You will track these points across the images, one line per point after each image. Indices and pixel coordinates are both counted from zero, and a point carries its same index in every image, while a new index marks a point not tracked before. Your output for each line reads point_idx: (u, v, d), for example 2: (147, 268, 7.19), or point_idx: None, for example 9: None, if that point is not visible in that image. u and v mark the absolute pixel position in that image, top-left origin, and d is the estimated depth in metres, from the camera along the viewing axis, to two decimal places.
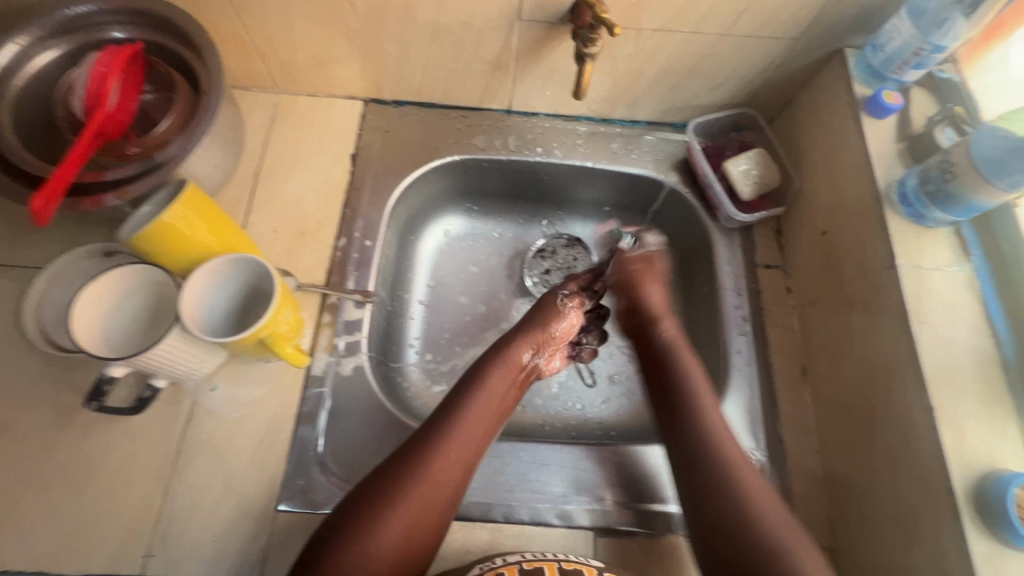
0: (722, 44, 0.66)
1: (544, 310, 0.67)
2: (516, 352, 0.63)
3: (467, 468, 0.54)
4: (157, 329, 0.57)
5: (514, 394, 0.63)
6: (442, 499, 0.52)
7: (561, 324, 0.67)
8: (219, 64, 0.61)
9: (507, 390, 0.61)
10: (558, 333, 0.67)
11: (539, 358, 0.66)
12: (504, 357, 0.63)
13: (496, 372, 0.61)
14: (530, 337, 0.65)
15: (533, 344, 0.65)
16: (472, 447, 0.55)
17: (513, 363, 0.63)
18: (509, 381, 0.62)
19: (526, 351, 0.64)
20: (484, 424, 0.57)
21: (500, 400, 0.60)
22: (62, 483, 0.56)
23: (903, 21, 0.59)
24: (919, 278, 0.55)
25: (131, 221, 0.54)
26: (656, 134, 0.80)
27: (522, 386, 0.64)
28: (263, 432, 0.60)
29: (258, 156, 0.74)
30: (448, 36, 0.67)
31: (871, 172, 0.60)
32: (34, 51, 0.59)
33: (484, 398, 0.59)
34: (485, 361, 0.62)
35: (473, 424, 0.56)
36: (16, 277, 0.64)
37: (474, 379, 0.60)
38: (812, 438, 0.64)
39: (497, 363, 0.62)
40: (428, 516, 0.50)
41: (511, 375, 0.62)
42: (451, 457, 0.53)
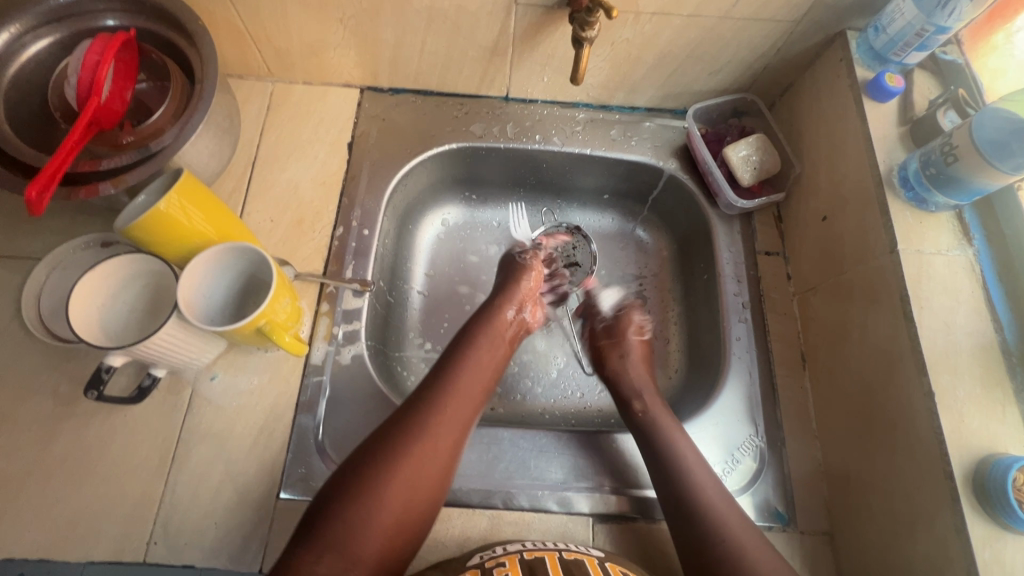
0: (723, 27, 0.65)
1: (515, 269, 0.72)
2: (501, 311, 0.66)
3: (466, 423, 0.56)
4: (148, 323, 0.56)
5: (506, 351, 0.64)
6: (442, 454, 0.52)
7: (530, 278, 0.71)
8: (213, 52, 0.60)
9: (499, 347, 0.63)
10: (529, 285, 0.70)
11: (524, 312, 0.68)
12: (491, 317, 0.65)
13: (484, 333, 0.63)
14: (509, 296, 0.68)
15: (514, 301, 0.68)
16: (471, 403, 0.57)
17: (499, 321, 0.65)
18: (499, 337, 0.64)
19: (509, 309, 0.67)
20: (480, 381, 0.59)
21: (491, 355, 0.62)
22: (64, 473, 0.56)
23: (905, 3, 0.58)
24: (920, 263, 0.55)
25: (127, 211, 0.54)
26: (655, 121, 0.80)
27: (513, 344, 0.66)
28: (263, 421, 0.60)
29: (254, 145, 0.74)
30: (444, 22, 0.66)
31: (872, 156, 0.60)
32: (26, 40, 0.59)
33: (476, 355, 0.60)
34: (476, 322, 0.65)
35: (470, 381, 0.58)
36: (13, 268, 0.64)
37: (464, 340, 0.62)
38: (810, 424, 0.64)
39: (486, 324, 0.64)
40: (430, 471, 0.51)
41: (501, 334, 0.64)
42: (450, 411, 0.55)
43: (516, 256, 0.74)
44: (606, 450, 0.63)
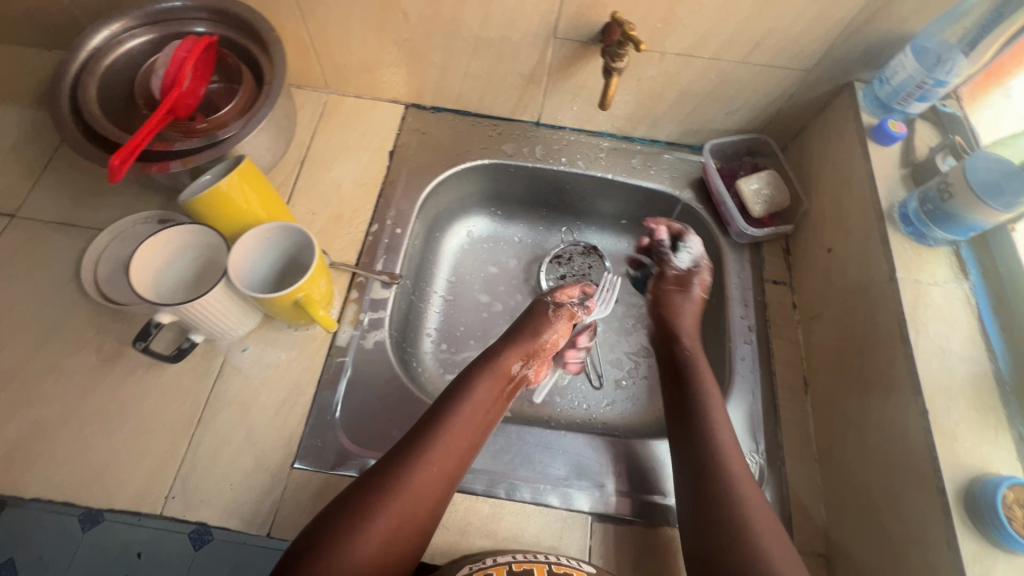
0: (741, 71, 0.72)
1: (532, 321, 0.72)
2: (505, 363, 0.67)
3: (449, 480, 0.56)
4: (199, 289, 0.61)
5: (501, 404, 0.65)
6: (422, 511, 0.53)
7: (549, 334, 0.72)
8: (283, 58, 0.68)
9: (493, 401, 0.63)
10: (547, 344, 0.72)
11: (528, 368, 0.70)
12: (492, 369, 0.66)
13: (483, 383, 0.64)
14: (518, 349, 0.69)
15: (522, 355, 0.69)
16: (457, 458, 0.57)
17: (500, 374, 0.65)
18: (497, 391, 0.64)
19: (514, 362, 0.67)
20: (471, 434, 0.59)
21: (486, 411, 0.62)
22: (97, 423, 0.60)
23: (907, 58, 0.63)
24: (918, 292, 0.58)
25: (192, 187, 0.61)
26: (674, 154, 0.86)
27: (510, 397, 0.67)
28: (286, 393, 0.64)
29: (305, 146, 0.81)
30: (488, 49, 0.73)
31: (875, 192, 0.64)
32: (123, 36, 0.68)
33: (470, 410, 0.60)
34: (471, 374, 0.65)
35: (462, 433, 0.59)
36: (77, 236, 0.70)
37: (463, 390, 0.62)
38: (811, 447, 0.66)
39: (486, 375, 0.65)
40: (409, 525, 0.52)
41: (501, 386, 0.65)
42: (434, 469, 0.55)
43: (551, 304, 0.74)
44: (618, 454, 0.65)
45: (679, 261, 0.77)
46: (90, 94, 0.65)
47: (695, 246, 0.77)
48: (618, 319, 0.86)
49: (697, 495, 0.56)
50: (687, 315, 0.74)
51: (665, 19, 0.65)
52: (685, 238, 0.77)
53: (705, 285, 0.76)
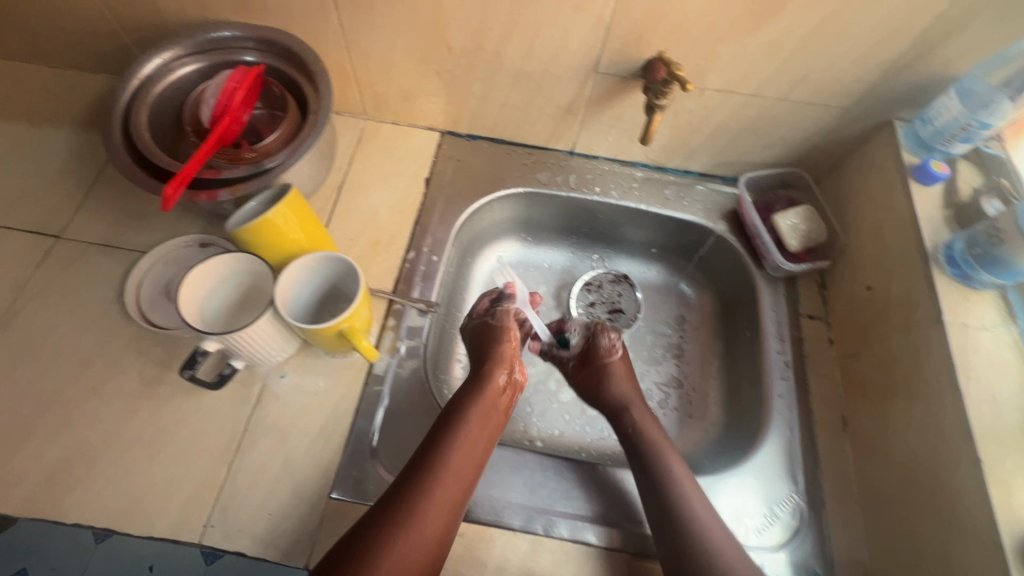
0: (779, 107, 0.72)
1: (501, 330, 0.70)
2: (492, 378, 0.64)
3: (455, 506, 0.54)
4: (256, 310, 0.63)
5: (496, 421, 0.62)
6: (432, 543, 0.51)
7: (510, 337, 0.69)
8: (329, 88, 0.69)
9: (487, 419, 0.61)
10: (512, 348, 0.69)
11: (516, 374, 0.67)
12: (481, 387, 0.63)
13: (476, 402, 0.61)
14: (499, 361, 0.66)
15: (505, 365, 0.66)
16: (461, 483, 0.55)
17: (489, 391, 0.63)
18: (488, 407, 0.62)
19: (500, 373, 0.65)
20: (470, 454, 0.57)
21: (482, 429, 0.60)
22: (138, 448, 0.60)
23: (951, 99, 0.63)
24: (966, 336, 0.57)
25: (237, 214, 0.63)
26: (707, 185, 0.86)
27: (505, 411, 0.65)
28: (324, 421, 0.64)
29: (343, 171, 0.82)
30: (529, 81, 0.74)
31: (918, 233, 0.64)
32: (174, 65, 0.70)
33: (467, 432, 0.58)
34: (463, 395, 0.62)
35: (461, 453, 0.57)
36: (120, 258, 0.71)
37: (455, 411, 0.60)
38: (851, 488, 0.65)
39: (476, 392, 0.63)
40: (419, 560, 0.50)
41: (492, 402, 0.63)
42: (439, 496, 0.53)
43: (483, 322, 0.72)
44: (604, 482, 0.65)
45: (570, 347, 0.75)
46: (141, 120, 0.66)
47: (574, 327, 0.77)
48: (649, 348, 0.85)
49: (664, 543, 0.57)
50: (618, 377, 0.71)
51: (707, 57, 0.66)
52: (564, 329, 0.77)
53: (613, 343, 0.73)
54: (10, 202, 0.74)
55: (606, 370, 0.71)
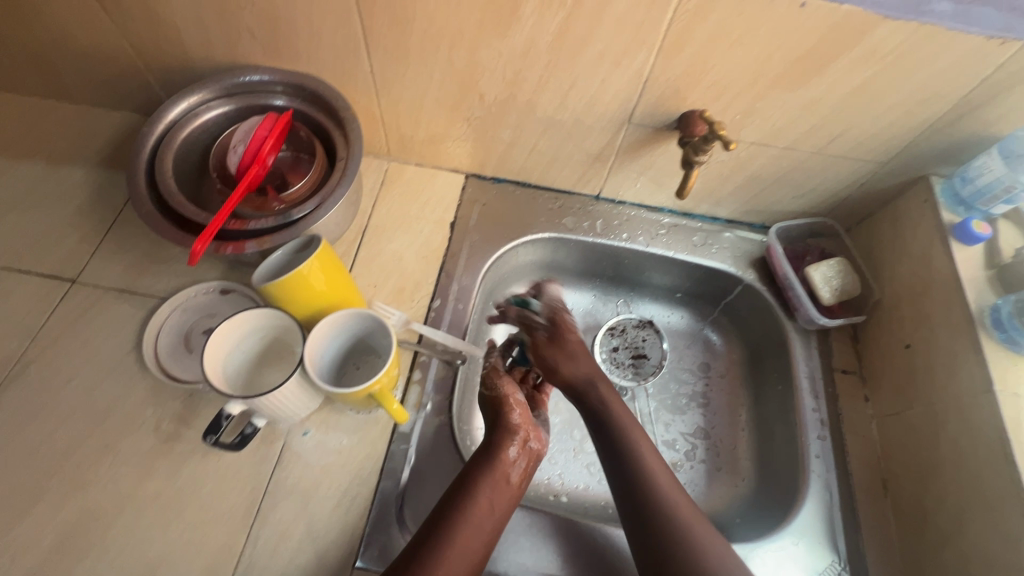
0: (813, 160, 0.71)
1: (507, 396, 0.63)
2: (500, 451, 0.59)
3: None
4: (287, 363, 0.62)
5: (509, 498, 0.57)
6: None
7: (521, 407, 0.63)
8: (360, 136, 0.68)
9: (497, 498, 0.56)
10: (519, 416, 0.62)
11: (528, 446, 0.61)
12: (489, 460, 0.58)
13: (485, 479, 0.56)
14: (506, 433, 0.60)
15: (514, 437, 0.60)
16: (463, 570, 0.51)
17: (498, 466, 0.58)
18: (498, 484, 0.57)
19: (510, 445, 0.59)
20: (473, 539, 0.53)
21: (489, 510, 0.55)
22: (153, 512, 0.58)
23: (994, 160, 0.62)
24: (1017, 407, 0.56)
25: (264, 266, 0.60)
26: (734, 232, 0.85)
27: (519, 486, 0.59)
28: (348, 483, 0.61)
29: (367, 215, 0.80)
30: (559, 130, 0.73)
31: (961, 295, 0.62)
32: (201, 109, 0.68)
33: (473, 513, 0.54)
34: (472, 468, 0.57)
35: (466, 540, 0.52)
36: (138, 304, 0.69)
37: (461, 489, 0.55)
38: (895, 558, 0.62)
39: (484, 465, 0.57)
40: None
41: (502, 479, 0.57)
42: None
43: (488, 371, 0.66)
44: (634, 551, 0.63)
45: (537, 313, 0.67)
46: (167, 167, 0.65)
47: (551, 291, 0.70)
48: (674, 396, 0.82)
49: None
50: (580, 360, 0.65)
51: (744, 112, 0.65)
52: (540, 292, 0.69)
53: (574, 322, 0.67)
54: (26, 245, 0.72)
55: (557, 351, 0.65)
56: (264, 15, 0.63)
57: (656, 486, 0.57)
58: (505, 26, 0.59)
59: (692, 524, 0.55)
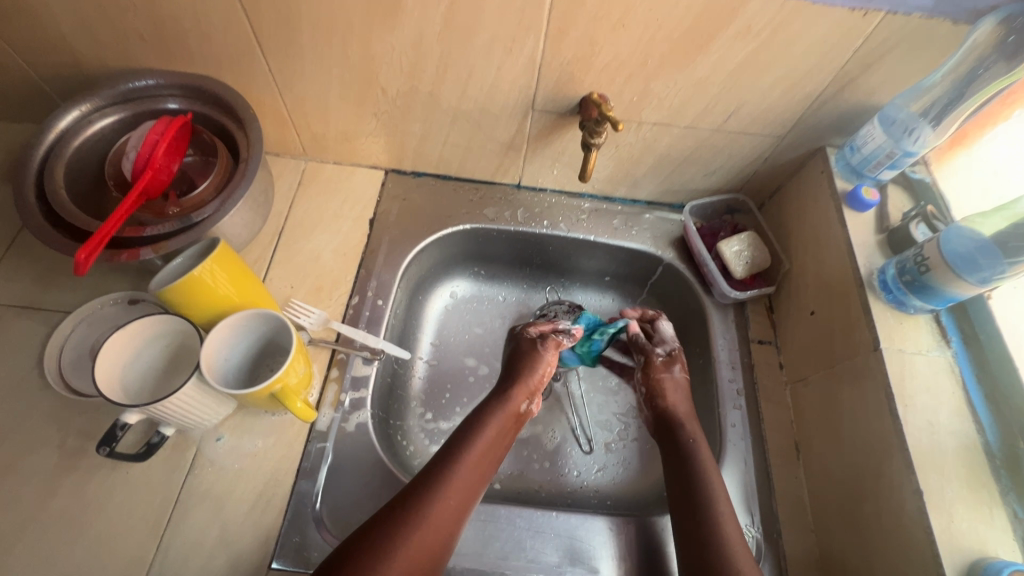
0: (716, 138, 0.73)
1: (526, 356, 0.69)
2: (513, 398, 0.65)
3: (465, 511, 0.55)
4: (190, 367, 0.60)
5: (510, 439, 0.64)
6: (441, 542, 0.52)
7: (543, 369, 0.68)
8: (260, 136, 0.67)
9: (505, 436, 0.62)
10: (541, 376, 0.68)
11: (532, 403, 0.67)
12: (504, 403, 0.64)
13: (497, 415, 0.63)
14: (521, 385, 0.66)
15: (527, 392, 0.66)
16: (474, 489, 0.57)
17: (510, 409, 0.64)
18: (508, 425, 0.63)
19: (521, 398, 0.65)
20: (481, 467, 0.58)
21: (498, 444, 0.61)
22: (56, 531, 0.56)
23: (875, 129, 0.65)
24: (902, 362, 0.58)
25: (163, 273, 0.58)
26: (654, 213, 0.87)
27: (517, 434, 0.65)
28: (263, 485, 0.61)
29: (283, 216, 0.79)
30: (467, 120, 0.74)
31: (853, 260, 0.65)
32: (93, 117, 0.67)
33: (486, 441, 0.60)
34: (485, 407, 0.64)
35: (476, 469, 0.58)
36: (40, 320, 0.67)
37: (475, 422, 0.62)
38: (806, 516, 0.65)
39: (498, 407, 0.63)
40: (425, 555, 0.50)
41: (509, 421, 0.63)
42: (453, 498, 0.54)
43: (541, 343, 0.70)
44: (553, 528, 0.62)
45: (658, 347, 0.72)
46: (57, 179, 0.63)
47: (667, 328, 0.74)
48: (603, 379, 0.85)
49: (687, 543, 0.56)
50: (682, 394, 0.69)
51: (640, 93, 0.66)
52: (659, 321, 0.74)
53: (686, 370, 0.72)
54: None
55: (676, 383, 0.70)
56: (147, 18, 0.62)
57: (700, 459, 0.61)
58: (392, 18, 0.60)
59: (710, 471, 0.60)
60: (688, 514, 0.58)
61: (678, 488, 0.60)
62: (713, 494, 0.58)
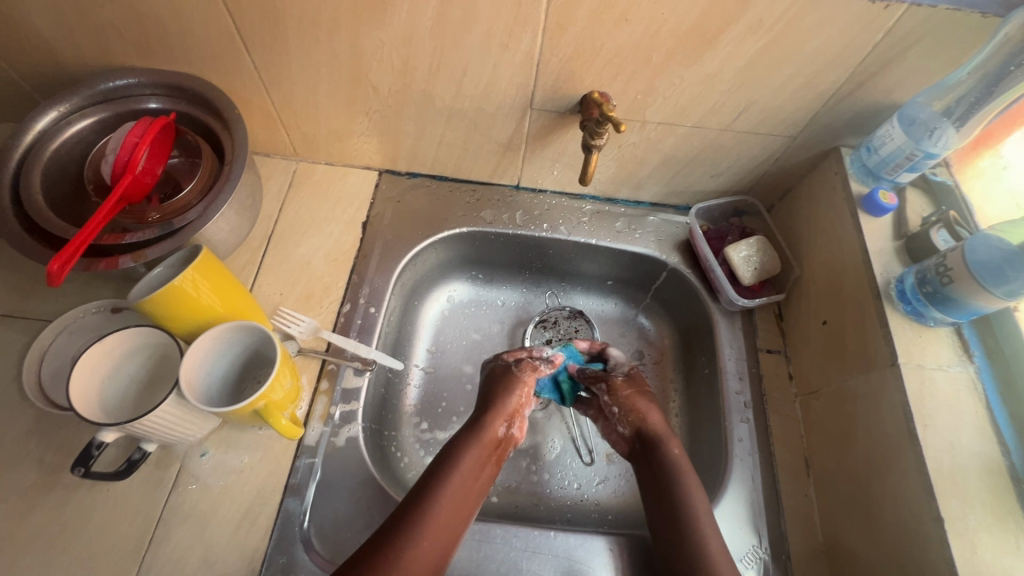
0: (724, 137, 0.69)
1: (501, 379, 0.65)
2: (490, 427, 0.61)
3: (440, 557, 0.51)
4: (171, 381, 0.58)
5: (490, 471, 0.59)
6: None
7: (520, 392, 0.64)
8: (245, 138, 0.64)
9: (483, 468, 0.58)
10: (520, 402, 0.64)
11: (512, 429, 0.63)
12: (479, 433, 0.60)
13: (472, 447, 0.58)
14: (496, 412, 0.62)
15: (505, 418, 0.62)
16: (450, 531, 0.52)
17: (487, 439, 0.60)
18: (486, 456, 0.59)
19: (498, 424, 0.61)
20: (455, 509, 0.54)
21: (476, 478, 0.57)
22: (33, 552, 0.54)
23: (894, 129, 0.61)
24: (921, 379, 0.55)
25: (141, 283, 0.55)
26: (659, 215, 0.83)
27: (499, 463, 0.61)
28: (249, 503, 0.58)
29: (273, 219, 0.76)
30: (463, 119, 0.70)
31: (869, 268, 0.61)
32: (72, 118, 0.64)
33: (462, 477, 0.56)
34: (460, 438, 0.59)
35: (451, 509, 0.53)
36: (21, 329, 0.65)
37: (449, 456, 0.57)
38: (816, 537, 0.62)
39: (473, 438, 0.59)
40: None
41: (487, 452, 0.59)
42: (426, 545, 0.50)
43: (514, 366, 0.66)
44: (550, 549, 0.60)
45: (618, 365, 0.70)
46: (33, 183, 0.61)
47: (615, 354, 0.72)
48: None
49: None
50: (654, 409, 0.65)
51: (644, 91, 0.63)
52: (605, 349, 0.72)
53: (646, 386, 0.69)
54: None
55: (644, 398, 0.66)
56: (124, 13, 0.59)
57: (682, 484, 0.58)
58: (381, 13, 0.56)
59: (693, 496, 0.57)
60: (672, 552, 0.54)
61: (659, 519, 0.57)
62: (698, 526, 0.55)
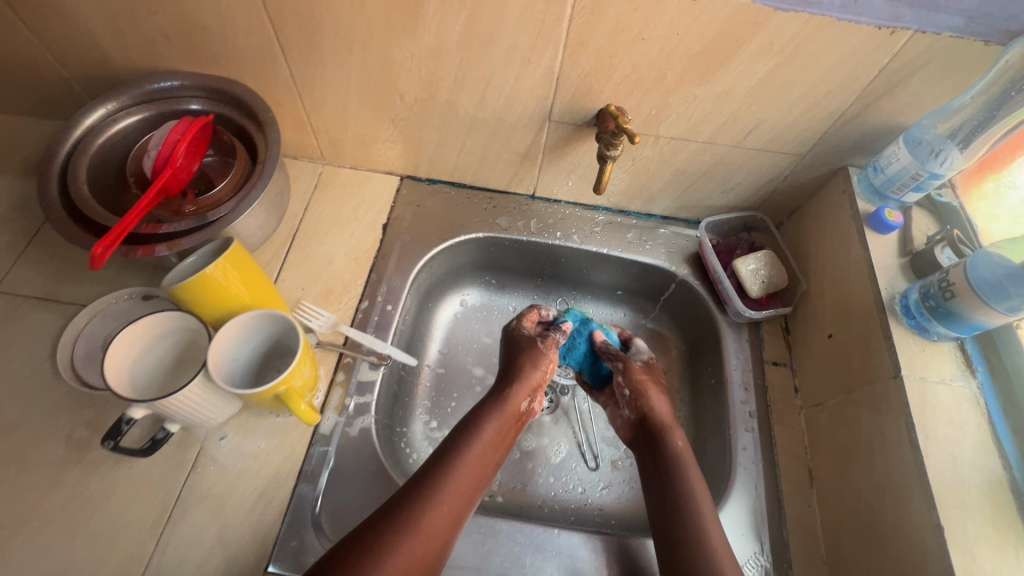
0: (734, 154, 0.72)
1: (524, 353, 0.68)
2: (511, 400, 0.63)
3: (456, 521, 0.53)
4: (197, 365, 0.60)
5: (506, 442, 0.62)
6: (430, 555, 0.50)
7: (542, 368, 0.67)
8: (278, 138, 0.67)
9: (501, 440, 0.61)
10: (540, 376, 0.67)
11: (532, 403, 0.66)
12: (500, 406, 0.63)
13: (492, 420, 0.61)
14: (520, 386, 0.64)
15: (527, 391, 0.65)
16: (466, 496, 0.55)
17: (507, 412, 0.63)
18: (505, 427, 0.62)
19: (520, 398, 0.64)
20: (473, 478, 0.56)
21: (493, 448, 0.60)
22: (57, 523, 0.56)
23: (900, 148, 0.64)
24: (924, 391, 0.56)
25: (175, 271, 0.58)
26: (670, 228, 0.85)
27: (515, 436, 0.64)
28: (263, 486, 0.60)
29: (298, 218, 0.80)
30: (484, 129, 0.74)
31: (874, 283, 0.63)
32: (119, 115, 0.68)
33: (481, 446, 0.59)
34: (481, 409, 0.62)
35: (468, 477, 0.56)
36: (57, 312, 0.68)
37: (470, 426, 0.60)
38: (818, 547, 0.62)
39: (495, 409, 0.62)
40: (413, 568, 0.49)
41: (506, 424, 0.62)
42: (444, 507, 0.53)
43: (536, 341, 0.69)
44: (554, 546, 0.61)
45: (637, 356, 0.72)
46: (80, 175, 0.65)
47: (640, 345, 0.74)
48: None
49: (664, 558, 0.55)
50: (660, 401, 0.67)
51: (658, 107, 0.66)
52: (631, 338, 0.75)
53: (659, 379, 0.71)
54: None
55: (656, 388, 0.68)
56: (174, 21, 0.63)
57: (684, 473, 0.59)
58: (413, 26, 0.60)
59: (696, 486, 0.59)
60: (672, 531, 0.55)
61: (659, 505, 0.58)
62: (699, 514, 0.56)
